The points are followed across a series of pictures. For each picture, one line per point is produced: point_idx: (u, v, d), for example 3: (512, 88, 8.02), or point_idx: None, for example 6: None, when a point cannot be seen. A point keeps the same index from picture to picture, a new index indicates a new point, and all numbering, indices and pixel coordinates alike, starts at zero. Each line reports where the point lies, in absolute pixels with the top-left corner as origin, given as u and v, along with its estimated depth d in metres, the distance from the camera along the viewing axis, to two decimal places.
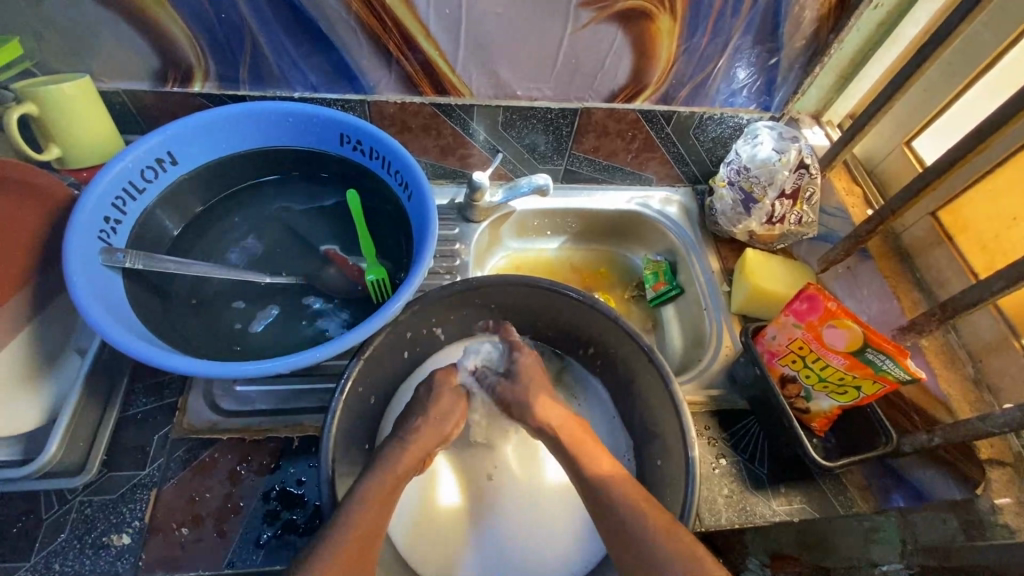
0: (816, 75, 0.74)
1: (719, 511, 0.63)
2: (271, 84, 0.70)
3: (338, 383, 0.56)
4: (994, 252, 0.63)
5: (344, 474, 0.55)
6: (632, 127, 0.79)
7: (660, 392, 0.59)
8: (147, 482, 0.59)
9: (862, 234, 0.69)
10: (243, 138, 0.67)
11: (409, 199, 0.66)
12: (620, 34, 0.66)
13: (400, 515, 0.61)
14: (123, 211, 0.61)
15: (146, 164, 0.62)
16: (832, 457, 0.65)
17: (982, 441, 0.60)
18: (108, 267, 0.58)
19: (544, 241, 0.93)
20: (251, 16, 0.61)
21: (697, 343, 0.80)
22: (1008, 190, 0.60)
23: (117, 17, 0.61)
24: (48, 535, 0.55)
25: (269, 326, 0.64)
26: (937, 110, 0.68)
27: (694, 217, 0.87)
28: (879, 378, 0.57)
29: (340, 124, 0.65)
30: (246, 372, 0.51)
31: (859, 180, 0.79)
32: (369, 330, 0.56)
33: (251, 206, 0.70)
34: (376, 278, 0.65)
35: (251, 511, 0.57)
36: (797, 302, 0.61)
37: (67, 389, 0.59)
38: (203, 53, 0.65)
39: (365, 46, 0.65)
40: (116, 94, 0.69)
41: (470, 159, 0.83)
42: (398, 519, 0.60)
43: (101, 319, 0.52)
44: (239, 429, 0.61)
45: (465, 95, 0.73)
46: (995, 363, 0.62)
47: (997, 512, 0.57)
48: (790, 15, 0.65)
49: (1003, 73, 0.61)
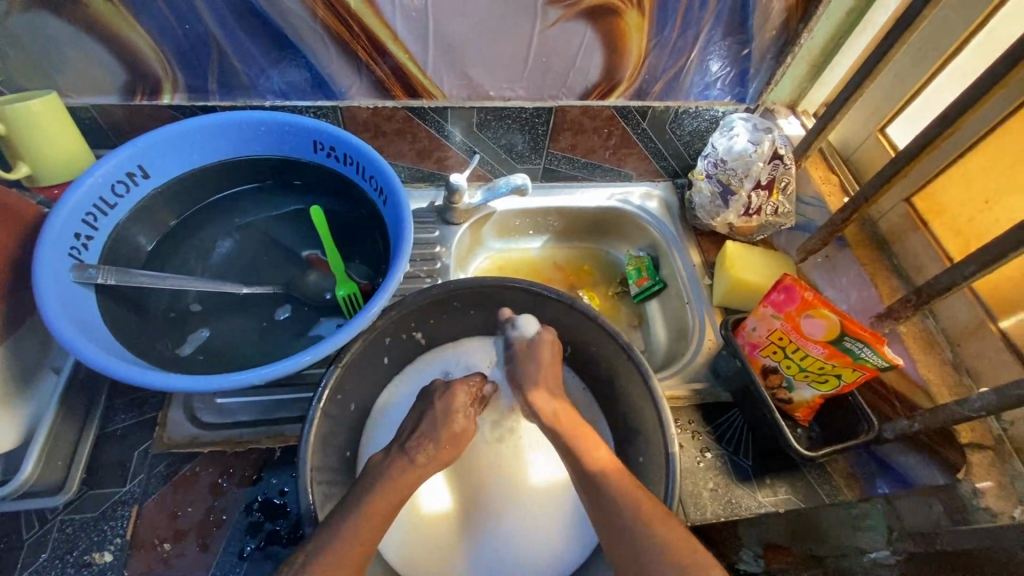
0: (788, 64, 0.74)
1: (705, 505, 0.63)
2: (241, 93, 0.69)
3: (315, 391, 0.55)
4: (968, 236, 0.63)
5: (324, 482, 0.55)
6: (607, 123, 0.79)
7: (640, 389, 0.59)
8: (128, 498, 0.58)
9: (838, 223, 0.69)
10: (214, 148, 0.67)
11: (385, 204, 0.65)
12: (589, 31, 0.66)
13: (395, 533, 0.60)
14: (93, 227, 0.61)
15: (116, 178, 0.62)
16: (815, 446, 0.65)
17: (963, 425, 0.61)
18: (80, 284, 0.57)
19: (526, 240, 0.92)
20: (215, 25, 0.61)
21: (681, 336, 0.80)
22: (979, 173, 0.61)
23: (80, 31, 0.60)
24: (29, 556, 0.55)
25: (197, 348, 0.62)
26: (909, 95, 0.68)
27: (674, 211, 0.87)
28: (858, 367, 0.57)
29: (312, 131, 0.65)
30: (222, 385, 0.51)
31: (836, 168, 0.79)
32: (345, 338, 0.55)
33: (227, 216, 0.70)
34: (347, 293, 0.65)
35: (234, 524, 0.57)
36: (774, 292, 0.61)
37: (45, 408, 0.58)
38: (171, 66, 0.65)
39: (333, 52, 0.65)
40: (84, 109, 0.68)
41: (448, 161, 0.83)
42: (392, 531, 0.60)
43: (71, 337, 0.51)
44: (219, 442, 0.61)
45: (438, 97, 0.73)
46: (972, 347, 0.62)
47: (978, 495, 0.57)
48: (758, 6, 0.65)
49: (971, 56, 0.61)
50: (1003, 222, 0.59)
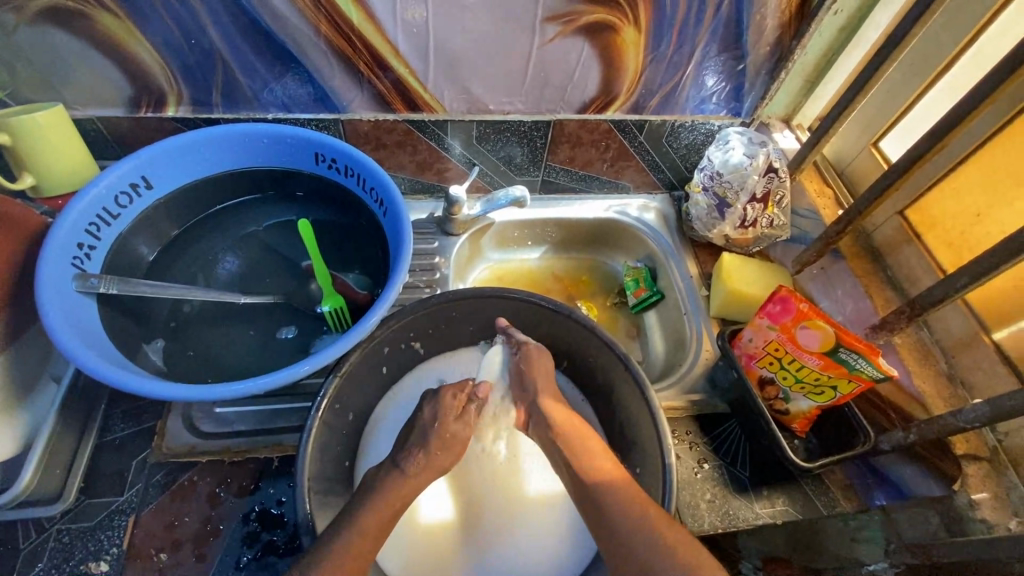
0: (782, 80, 0.75)
1: (702, 516, 0.63)
2: (244, 105, 0.70)
3: (314, 400, 0.56)
4: (960, 248, 0.63)
5: (320, 492, 0.55)
6: (605, 136, 0.80)
7: (637, 399, 0.59)
8: (125, 508, 0.58)
9: (833, 235, 0.69)
10: (218, 160, 0.68)
11: (384, 215, 0.66)
12: (586, 47, 0.67)
13: (392, 546, 0.60)
14: (97, 237, 0.61)
15: (120, 189, 0.62)
16: (814, 457, 0.65)
17: (957, 437, 0.61)
18: (82, 293, 0.58)
19: (525, 251, 0.93)
20: (220, 39, 0.62)
21: (678, 347, 0.80)
22: (969, 187, 0.62)
23: (87, 45, 0.61)
24: (26, 565, 0.55)
25: (162, 359, 0.61)
26: (902, 110, 0.69)
27: (671, 223, 0.88)
28: (854, 378, 0.58)
29: (313, 143, 0.66)
30: (220, 394, 0.51)
31: (831, 182, 0.80)
32: (344, 347, 0.55)
33: (228, 228, 0.71)
34: (334, 308, 0.65)
35: (231, 533, 0.57)
36: (770, 304, 0.62)
37: (44, 416, 0.58)
38: (176, 79, 0.66)
39: (335, 65, 0.66)
40: (90, 121, 0.69)
41: (448, 173, 0.84)
42: (389, 545, 0.60)
43: (72, 344, 0.52)
44: (218, 451, 0.61)
45: (438, 111, 0.74)
46: (967, 359, 0.62)
47: (974, 507, 0.57)
48: (752, 23, 0.67)
49: (961, 73, 0.63)
50: (994, 234, 0.60)
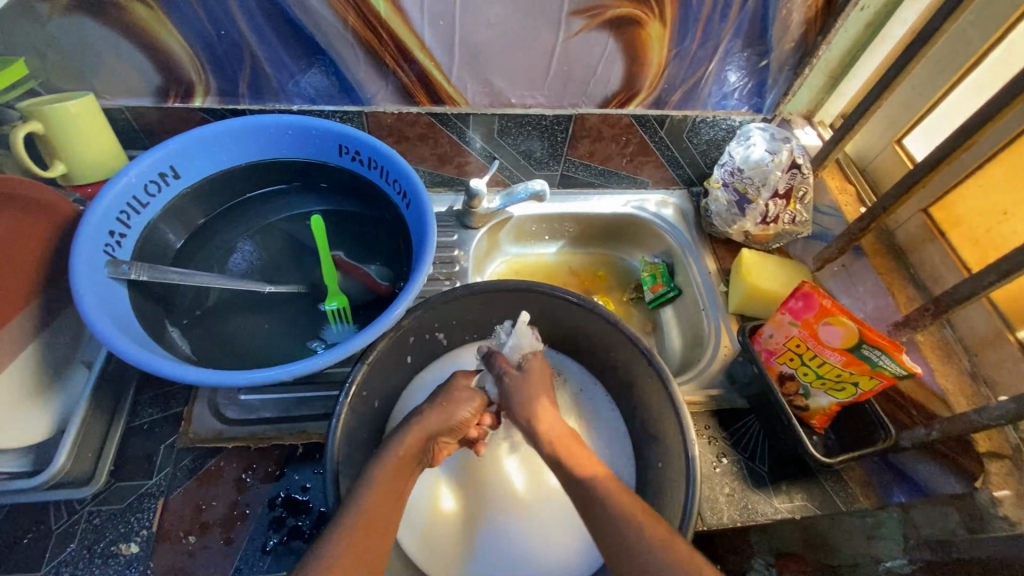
0: (806, 76, 0.75)
1: (721, 510, 0.64)
2: (270, 97, 0.71)
3: (342, 387, 0.56)
4: (986, 247, 0.63)
5: (348, 476, 0.56)
6: (626, 131, 0.80)
7: (659, 393, 0.60)
8: (154, 491, 0.59)
9: (856, 232, 0.69)
10: (243, 150, 0.68)
11: (408, 207, 0.66)
12: (611, 41, 0.67)
13: (410, 526, 0.61)
14: (127, 225, 0.62)
15: (150, 178, 0.63)
16: (832, 453, 0.66)
17: (980, 434, 0.61)
18: (113, 279, 0.58)
19: (542, 246, 0.94)
20: (248, 29, 0.63)
21: (697, 343, 0.80)
22: (997, 185, 0.61)
23: (117, 35, 0.62)
24: (58, 545, 0.56)
25: (189, 346, 0.62)
26: (927, 107, 0.69)
27: (690, 218, 0.88)
28: (876, 374, 0.58)
29: (338, 134, 0.66)
30: (247, 380, 0.52)
31: (852, 179, 0.80)
32: (371, 336, 0.56)
33: (253, 218, 0.72)
34: (338, 307, 0.66)
35: (258, 518, 0.58)
36: (792, 300, 0.62)
37: (76, 400, 0.60)
38: (203, 69, 0.67)
39: (361, 57, 0.67)
40: (119, 111, 0.70)
41: (467, 166, 0.84)
42: (407, 523, 0.61)
43: (103, 326, 0.52)
44: (244, 438, 0.62)
45: (461, 104, 0.74)
46: (990, 356, 0.63)
47: (997, 505, 0.55)
48: (778, 18, 0.66)
49: (988, 70, 0.62)
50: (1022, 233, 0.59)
